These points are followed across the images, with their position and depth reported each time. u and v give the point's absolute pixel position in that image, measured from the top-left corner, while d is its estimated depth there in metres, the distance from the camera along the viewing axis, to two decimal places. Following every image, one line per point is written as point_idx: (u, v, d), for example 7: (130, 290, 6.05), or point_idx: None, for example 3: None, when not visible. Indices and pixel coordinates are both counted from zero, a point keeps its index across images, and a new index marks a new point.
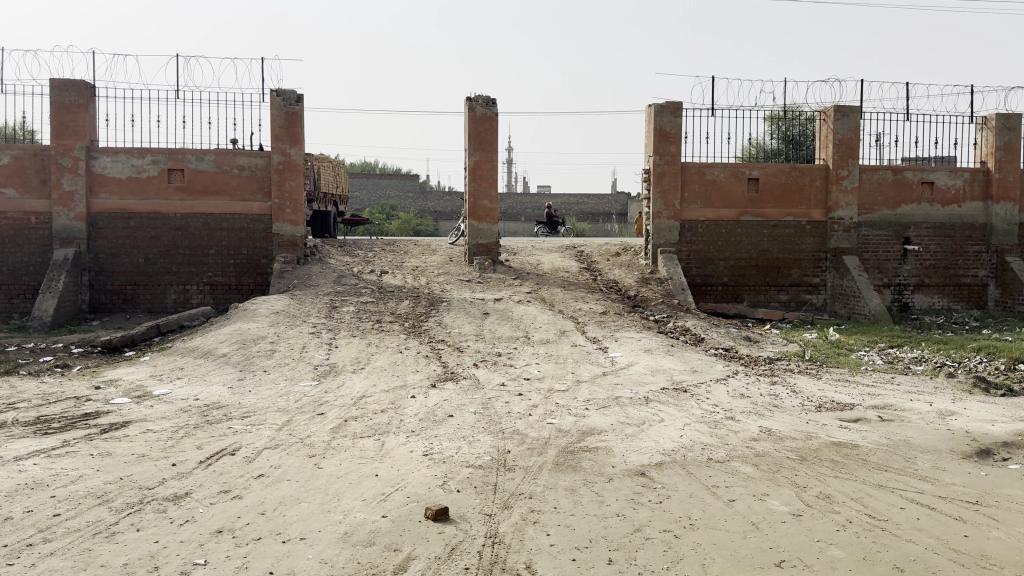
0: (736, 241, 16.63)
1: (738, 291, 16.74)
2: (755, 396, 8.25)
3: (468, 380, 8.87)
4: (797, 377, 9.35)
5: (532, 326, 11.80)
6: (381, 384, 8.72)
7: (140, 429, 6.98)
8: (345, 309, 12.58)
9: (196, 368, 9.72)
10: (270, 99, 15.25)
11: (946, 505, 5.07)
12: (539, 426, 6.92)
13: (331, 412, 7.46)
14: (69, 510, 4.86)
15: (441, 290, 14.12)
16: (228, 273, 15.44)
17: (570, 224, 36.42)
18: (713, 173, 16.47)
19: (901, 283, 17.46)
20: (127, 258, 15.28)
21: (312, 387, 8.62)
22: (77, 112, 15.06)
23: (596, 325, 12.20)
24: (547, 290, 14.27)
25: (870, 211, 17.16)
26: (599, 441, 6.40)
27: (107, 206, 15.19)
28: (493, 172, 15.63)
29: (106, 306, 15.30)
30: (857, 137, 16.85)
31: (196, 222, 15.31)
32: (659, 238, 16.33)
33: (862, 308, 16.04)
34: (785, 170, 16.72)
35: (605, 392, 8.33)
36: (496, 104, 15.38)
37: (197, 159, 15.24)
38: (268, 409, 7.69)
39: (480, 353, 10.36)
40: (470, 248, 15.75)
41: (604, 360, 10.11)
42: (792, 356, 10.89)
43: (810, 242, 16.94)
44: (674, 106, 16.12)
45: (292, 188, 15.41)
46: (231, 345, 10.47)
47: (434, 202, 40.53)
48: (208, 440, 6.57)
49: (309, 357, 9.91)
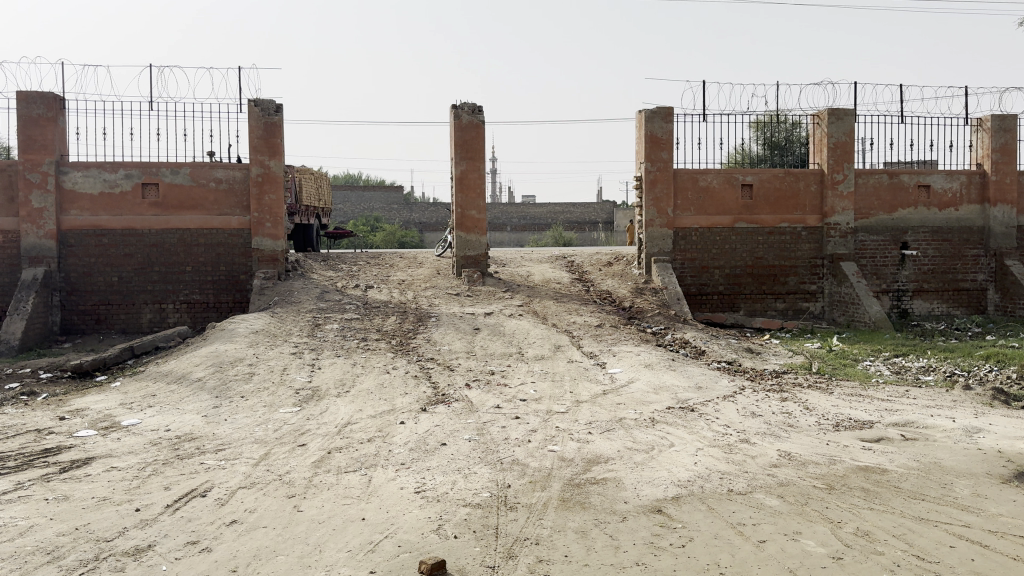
0: (731, 248, 16.17)
1: (734, 300, 16.27)
2: (767, 415, 7.73)
3: (460, 402, 8.31)
4: (808, 393, 8.85)
5: (525, 341, 11.26)
6: (367, 409, 8.14)
7: (103, 467, 6.38)
8: (329, 327, 12.00)
9: (168, 395, 9.11)
10: (248, 108, 14.68)
11: (999, 542, 4.57)
12: (539, 454, 6.36)
13: (313, 443, 6.88)
14: (12, 572, 4.27)
15: (429, 304, 13.56)
16: (206, 291, 14.83)
17: (557, 234, 36.04)
18: (706, 179, 16.01)
19: (899, 288, 17.05)
20: (100, 276, 14.64)
21: (293, 414, 8.03)
22: (46, 126, 14.43)
23: (591, 339, 11.67)
24: (539, 303, 13.74)
25: (866, 216, 16.76)
26: (608, 472, 5.86)
27: (79, 223, 14.56)
28: (481, 182, 15.11)
29: (79, 328, 14.64)
30: (852, 140, 16.45)
31: (171, 238, 14.70)
32: (651, 247, 15.85)
33: (862, 315, 15.59)
34: (779, 175, 16.30)
35: (607, 413, 7.78)
36: (482, 112, 14.90)
37: (172, 172, 14.63)
38: (244, 440, 7.10)
39: (472, 372, 9.79)
40: (458, 260, 15.21)
41: (603, 377, 9.56)
42: (798, 368, 10.40)
43: (806, 248, 16.50)
44: (665, 111, 15.66)
45: (272, 201, 14.83)
46: (208, 368, 9.87)
47: (418, 213, 40.06)
48: (177, 479, 5.97)
49: (290, 381, 9.33)
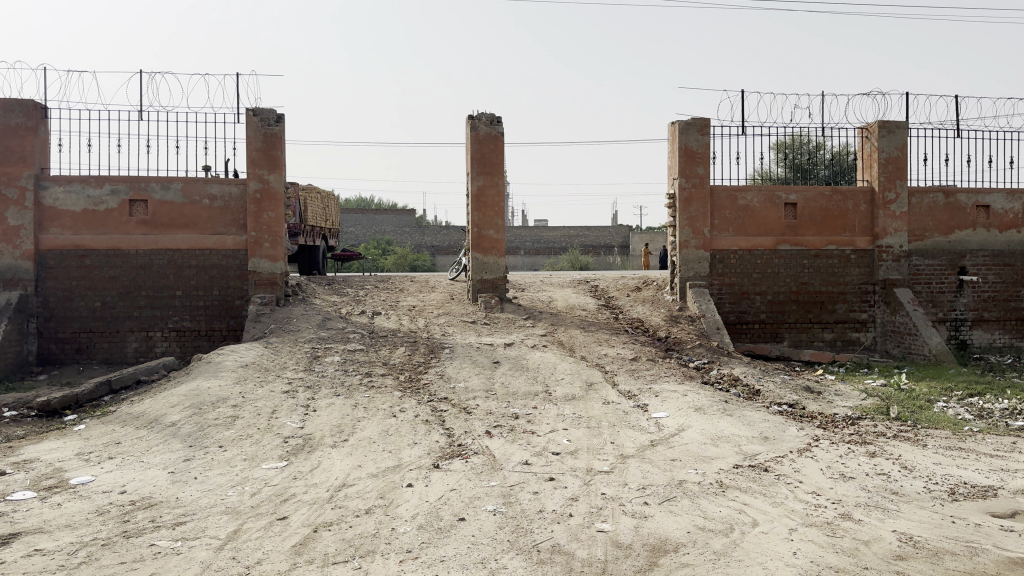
0: (774, 272, 14.71)
1: (778, 329, 14.78)
2: (862, 480, 6.27)
3: (480, 456, 6.86)
4: (899, 448, 7.38)
5: (552, 378, 9.83)
6: (368, 465, 6.70)
7: (26, 550, 4.96)
8: (329, 359, 10.60)
9: (135, 444, 7.71)
10: (246, 118, 13.39)
11: None
12: (587, 538, 4.91)
13: (295, 516, 5.46)
14: None
15: (442, 333, 12.14)
16: (197, 318, 13.47)
17: (573, 258, 34.87)
18: (745, 197, 14.60)
19: (957, 318, 15.51)
20: (81, 301, 13.30)
21: (276, 472, 6.61)
22: (25, 137, 13.19)
23: (627, 375, 10.22)
24: (564, 333, 12.33)
25: (921, 238, 15.29)
26: (682, 570, 4.43)
27: (59, 242, 13.26)
28: (500, 200, 13.75)
29: (57, 358, 13.26)
30: (905, 156, 15.03)
31: (160, 259, 13.38)
32: (686, 270, 14.40)
33: (921, 347, 14.09)
34: (825, 193, 14.88)
35: (662, 474, 6.33)
36: (501, 123, 13.59)
37: (162, 188, 13.37)
38: (212, 510, 5.69)
39: (492, 415, 8.35)
40: (474, 284, 13.81)
41: (647, 424, 8.08)
42: (875, 414, 8.92)
43: (856, 273, 15.02)
44: (701, 122, 14.27)
45: (271, 219, 13.49)
46: (185, 412, 8.46)
47: (430, 237, 38.85)
48: (113, 573, 4.54)
49: (278, 426, 7.91)
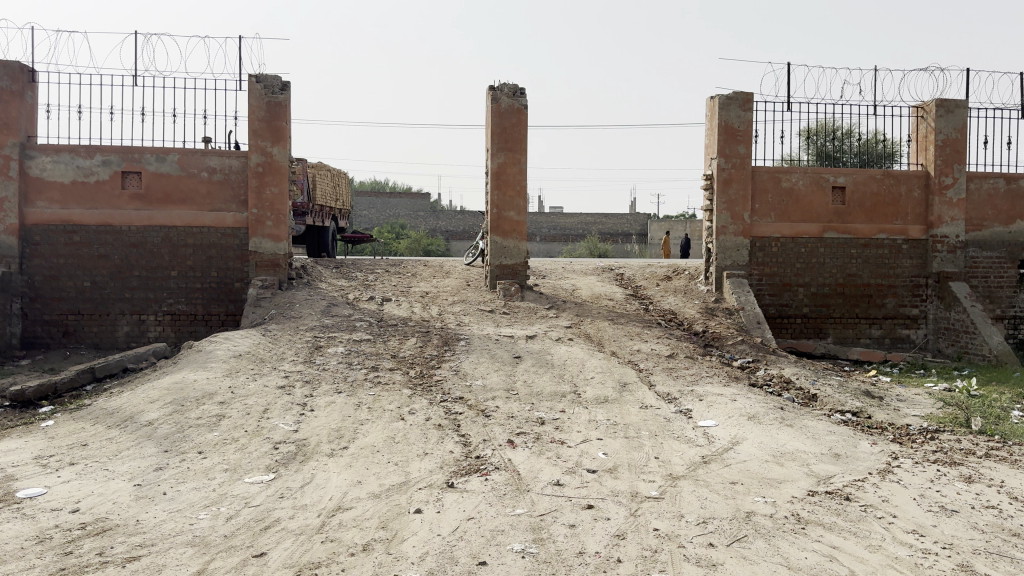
0: (819, 262, 13.52)
1: (822, 324, 13.61)
2: (969, 515, 5.14)
3: (503, 473, 5.77)
4: (998, 471, 6.23)
5: (581, 376, 8.73)
6: (369, 482, 5.62)
7: None
8: (332, 350, 9.55)
9: (103, 447, 6.66)
10: (247, 85, 12.29)
11: None
12: None
13: (276, 553, 4.39)
14: None
15: (457, 323, 11.06)
16: (193, 301, 12.44)
17: (592, 246, 33.77)
18: (790, 180, 13.41)
19: (1016, 315, 14.30)
20: (69, 281, 12.28)
21: (261, 488, 5.54)
22: (9, 101, 12.12)
23: (665, 375, 9.11)
24: (591, 325, 11.23)
25: (979, 227, 14.04)
26: None
27: (46, 216, 12.23)
28: (521, 178, 12.61)
29: (42, 341, 12.27)
30: (965, 137, 13.76)
31: (154, 236, 12.34)
32: (724, 258, 13.24)
33: (979, 347, 12.90)
34: (876, 177, 13.65)
35: (725, 502, 5.22)
36: (524, 94, 12.46)
37: (157, 159, 12.32)
38: (177, 540, 4.62)
39: (515, 420, 7.26)
40: (492, 269, 12.71)
41: (695, 435, 6.97)
42: (954, 426, 7.78)
43: (907, 264, 13.81)
44: (743, 97, 13.07)
45: (274, 195, 12.42)
46: (164, 409, 7.41)
47: (446, 221, 37.72)
48: None
49: (268, 429, 6.85)
